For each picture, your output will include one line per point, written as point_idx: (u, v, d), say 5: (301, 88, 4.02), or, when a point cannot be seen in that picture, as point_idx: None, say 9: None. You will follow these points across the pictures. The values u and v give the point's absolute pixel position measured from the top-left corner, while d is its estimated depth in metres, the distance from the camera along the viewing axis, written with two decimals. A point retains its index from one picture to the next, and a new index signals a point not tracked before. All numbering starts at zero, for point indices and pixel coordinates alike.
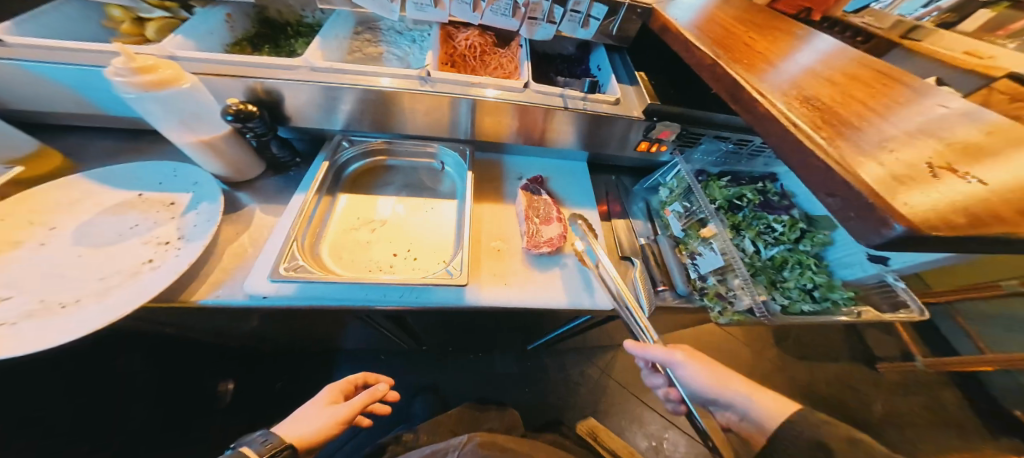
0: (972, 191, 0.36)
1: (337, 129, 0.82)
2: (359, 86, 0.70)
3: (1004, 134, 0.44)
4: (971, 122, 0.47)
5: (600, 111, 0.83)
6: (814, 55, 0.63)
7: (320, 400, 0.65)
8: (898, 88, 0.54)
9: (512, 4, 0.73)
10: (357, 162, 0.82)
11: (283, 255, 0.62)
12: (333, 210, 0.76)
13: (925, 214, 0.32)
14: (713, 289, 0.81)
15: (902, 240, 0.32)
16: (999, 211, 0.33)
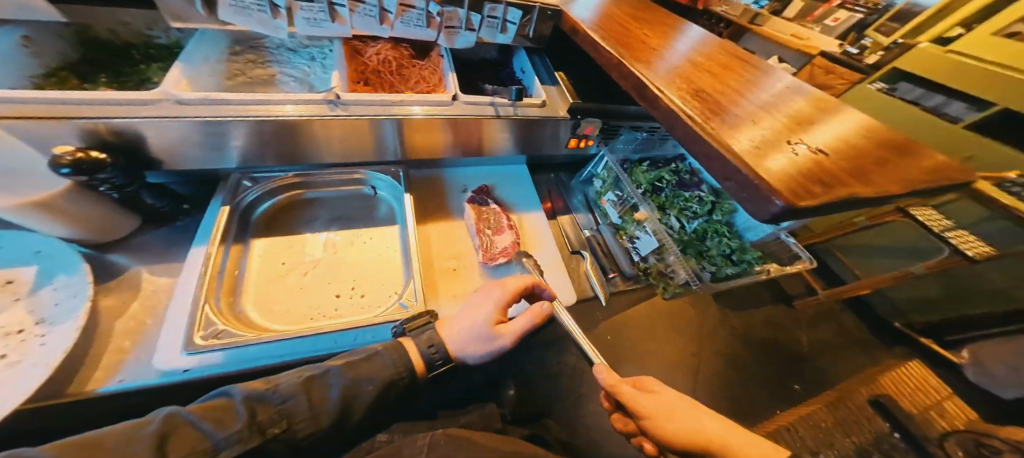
0: (817, 160, 0.45)
1: (232, 166, 0.68)
2: (253, 117, 0.59)
3: (827, 109, 0.60)
4: (811, 103, 0.61)
5: (530, 116, 0.84)
6: (703, 52, 0.71)
7: (493, 302, 0.61)
8: (759, 78, 0.65)
9: (425, 14, 0.66)
10: (267, 201, 0.70)
11: (196, 323, 0.51)
12: (251, 260, 0.65)
13: (793, 185, 0.40)
14: (655, 267, 0.90)
15: (785, 215, 0.39)
16: (839, 173, 0.44)
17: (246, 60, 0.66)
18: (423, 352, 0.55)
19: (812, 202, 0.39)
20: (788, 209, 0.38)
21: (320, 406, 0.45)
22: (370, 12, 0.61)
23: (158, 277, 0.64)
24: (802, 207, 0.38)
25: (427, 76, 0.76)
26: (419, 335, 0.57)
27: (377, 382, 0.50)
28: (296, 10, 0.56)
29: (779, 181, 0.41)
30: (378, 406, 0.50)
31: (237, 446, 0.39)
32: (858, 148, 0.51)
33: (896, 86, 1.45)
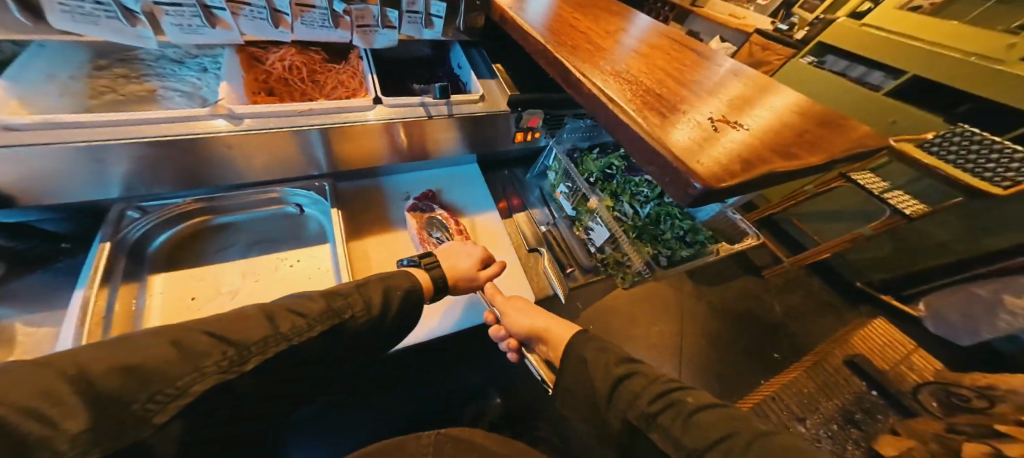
0: (739, 138, 0.46)
1: (114, 197, 0.57)
2: (140, 138, 0.51)
3: (758, 88, 0.60)
4: (742, 83, 0.61)
5: (466, 113, 0.79)
6: (647, 43, 0.70)
7: (478, 253, 0.68)
8: (695, 61, 0.66)
9: (330, 13, 0.61)
10: (162, 233, 0.62)
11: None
12: (150, 299, 0.57)
13: (710, 164, 0.41)
14: (612, 257, 0.89)
15: (704, 197, 0.39)
16: (760, 149, 0.44)
17: (114, 76, 0.59)
18: (434, 280, 0.60)
19: (732, 182, 0.39)
20: (706, 191, 0.39)
21: (372, 302, 0.49)
22: (259, 15, 0.56)
23: (33, 327, 0.55)
24: (721, 188, 0.39)
25: (345, 80, 0.72)
26: (433, 269, 0.61)
27: (404, 288, 0.53)
28: (161, 16, 0.50)
29: (697, 163, 0.41)
30: (407, 315, 0.55)
31: (320, 325, 0.43)
32: (782, 123, 0.52)
33: (824, 58, 1.55)
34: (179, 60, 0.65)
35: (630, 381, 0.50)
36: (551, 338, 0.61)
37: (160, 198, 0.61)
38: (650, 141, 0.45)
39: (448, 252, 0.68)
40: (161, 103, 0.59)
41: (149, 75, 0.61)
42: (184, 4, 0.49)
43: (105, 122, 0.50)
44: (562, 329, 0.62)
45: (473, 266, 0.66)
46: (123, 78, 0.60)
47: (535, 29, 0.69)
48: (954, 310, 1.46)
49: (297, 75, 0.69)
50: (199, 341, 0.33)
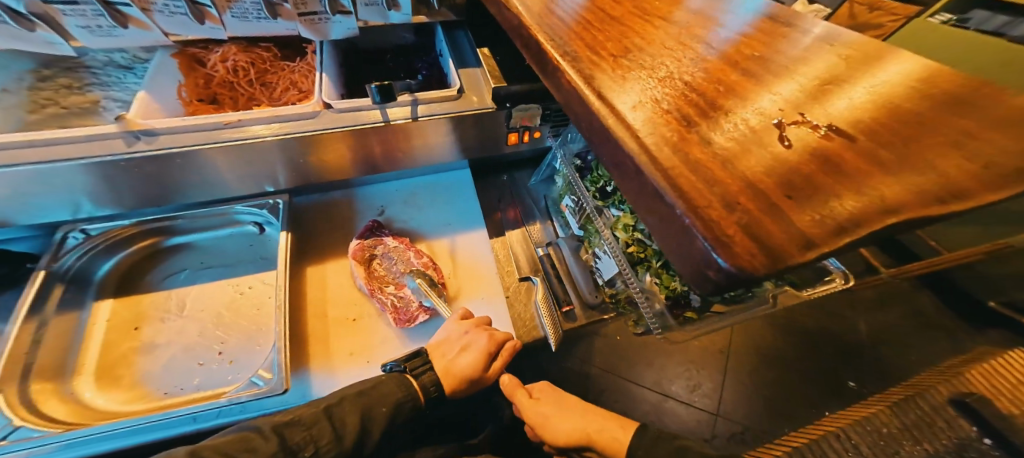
0: (825, 154, 0.26)
1: (54, 220, 0.54)
2: (52, 160, 0.46)
3: (866, 60, 0.36)
4: (839, 55, 0.37)
5: (439, 113, 0.66)
6: (700, 11, 0.47)
7: (478, 347, 0.58)
8: (768, 29, 0.42)
9: (261, 3, 0.55)
10: (107, 261, 0.58)
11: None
12: (92, 329, 0.53)
13: (761, 216, 0.22)
14: (623, 294, 0.69)
15: (740, 283, 0.21)
16: (862, 173, 0.24)
17: (56, 87, 0.59)
18: (426, 389, 0.55)
19: (800, 258, 0.20)
20: (736, 277, 0.20)
21: (343, 428, 0.47)
22: (178, 9, 0.52)
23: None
24: (772, 274, 0.20)
25: (297, 80, 0.66)
26: (422, 374, 0.55)
27: (388, 403, 0.50)
28: (61, 17, 0.48)
29: (740, 217, 0.22)
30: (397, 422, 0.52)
31: None
32: (908, 114, 0.29)
33: (967, 15, 0.91)
34: (126, 65, 0.64)
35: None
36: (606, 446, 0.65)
37: (108, 220, 0.58)
38: (644, 167, 0.27)
39: (444, 347, 0.58)
40: (100, 115, 0.58)
41: (92, 84, 0.61)
42: (80, 4, 0.46)
43: (25, 143, 0.45)
44: (615, 435, 0.65)
45: (475, 365, 0.57)
46: (64, 89, 0.59)
47: (558, 8, 0.49)
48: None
49: (244, 77, 0.64)
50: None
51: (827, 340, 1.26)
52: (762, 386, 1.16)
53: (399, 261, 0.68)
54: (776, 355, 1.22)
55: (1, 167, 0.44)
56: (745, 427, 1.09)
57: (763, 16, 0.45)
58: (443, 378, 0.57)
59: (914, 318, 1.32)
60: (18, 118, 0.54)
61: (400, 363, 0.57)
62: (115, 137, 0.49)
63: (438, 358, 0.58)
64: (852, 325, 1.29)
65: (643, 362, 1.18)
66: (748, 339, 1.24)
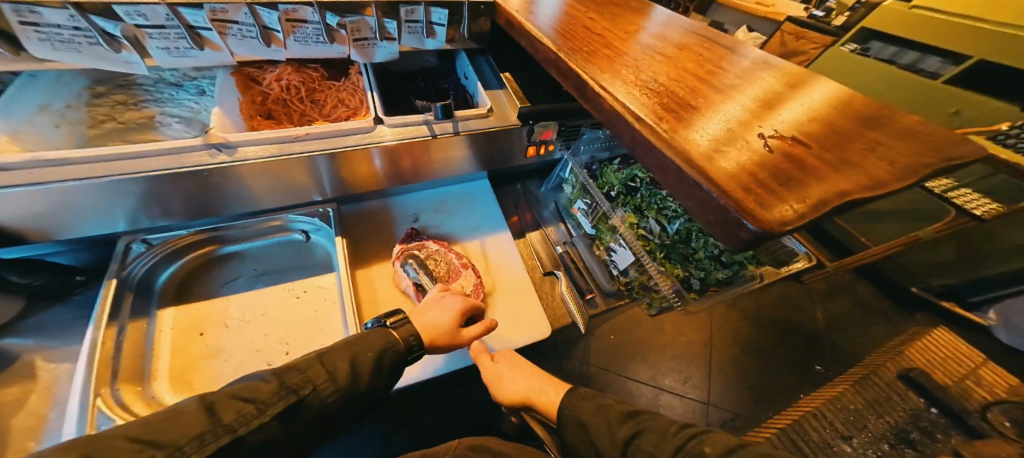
0: (798, 156, 0.38)
1: (120, 231, 0.61)
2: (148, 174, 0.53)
3: (789, 82, 0.50)
4: (772, 78, 0.51)
5: (474, 129, 0.76)
6: (687, 46, 0.61)
7: (455, 306, 0.64)
8: (725, 60, 0.56)
9: (322, 28, 0.63)
10: (166, 269, 0.66)
11: (86, 419, 0.44)
12: (159, 333, 0.59)
13: (766, 196, 0.33)
14: (637, 281, 0.80)
15: (762, 241, 0.31)
16: (818, 168, 0.36)
17: (112, 103, 0.66)
18: (405, 339, 0.55)
19: (801, 222, 0.30)
20: (762, 236, 0.30)
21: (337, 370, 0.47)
22: (249, 33, 0.59)
23: (52, 362, 0.62)
24: (787, 233, 0.30)
25: (345, 98, 0.76)
26: (401, 327, 0.57)
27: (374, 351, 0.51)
28: (146, 40, 0.54)
29: (755, 197, 0.33)
30: (380, 377, 0.51)
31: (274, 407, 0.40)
32: (848, 130, 0.42)
33: (868, 45, 1.34)
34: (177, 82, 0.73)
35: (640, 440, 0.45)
36: (543, 406, 0.59)
37: (165, 231, 0.65)
38: (685, 168, 0.38)
39: (423, 308, 0.63)
40: (158, 129, 0.64)
41: (147, 101, 0.68)
42: (167, 27, 0.53)
43: (114, 157, 0.52)
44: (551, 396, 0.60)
45: (450, 320, 0.61)
46: (118, 104, 0.66)
47: (571, 39, 0.62)
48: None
49: (296, 94, 0.74)
50: (122, 449, 0.31)
51: (790, 329, 1.44)
52: (742, 374, 1.29)
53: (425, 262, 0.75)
54: (748, 343, 1.38)
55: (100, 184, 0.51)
56: (734, 414, 1.19)
57: (726, 49, 0.59)
58: (419, 330, 0.59)
59: (856, 304, 1.53)
60: (80, 133, 0.59)
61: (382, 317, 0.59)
62: (199, 150, 0.57)
63: (415, 316, 0.61)
64: (809, 314, 1.49)
65: (636, 357, 1.28)
66: (726, 330, 1.39)
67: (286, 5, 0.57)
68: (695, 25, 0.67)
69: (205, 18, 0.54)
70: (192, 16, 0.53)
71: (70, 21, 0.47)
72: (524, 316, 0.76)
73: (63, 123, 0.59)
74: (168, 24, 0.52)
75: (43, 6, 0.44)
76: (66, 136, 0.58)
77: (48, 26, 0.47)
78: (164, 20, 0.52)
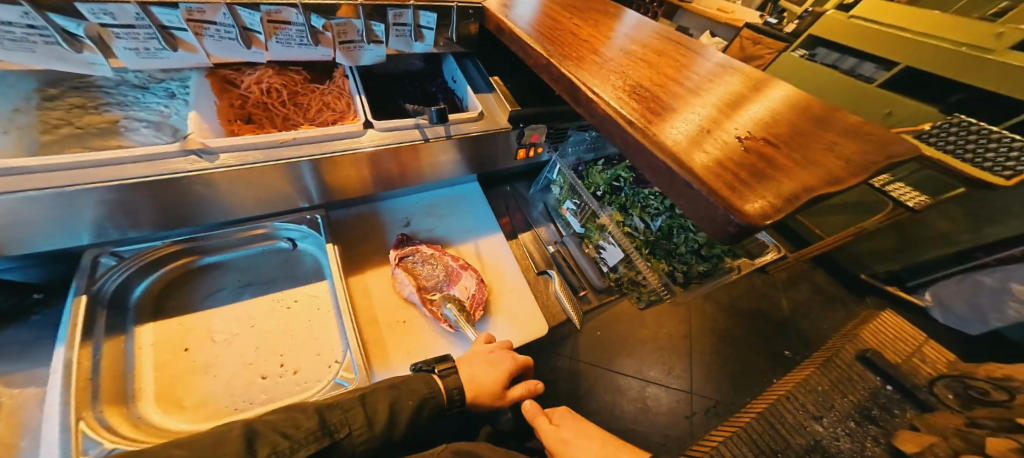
0: (776, 158, 0.41)
1: (86, 244, 0.57)
2: (118, 182, 0.49)
3: (752, 84, 0.55)
4: (733, 80, 0.56)
5: (468, 132, 0.77)
6: (669, 49, 0.66)
7: (505, 367, 0.60)
8: (699, 65, 0.60)
9: (306, 30, 0.62)
10: (140, 284, 0.62)
11: (70, 446, 0.41)
12: (139, 352, 0.56)
13: (749, 194, 0.36)
14: (626, 277, 0.84)
15: (747, 233, 0.34)
16: (787, 166, 0.39)
17: (67, 106, 0.63)
18: (448, 391, 0.55)
19: (781, 215, 0.33)
20: (747, 229, 0.33)
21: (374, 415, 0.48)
22: (228, 35, 0.57)
23: (14, 388, 0.57)
24: (767, 225, 0.33)
25: (331, 101, 0.77)
26: (448, 377, 0.56)
27: (415, 398, 0.52)
28: (111, 38, 0.51)
29: (739, 193, 0.36)
30: (418, 423, 0.52)
31: (308, 446, 0.42)
32: (814, 131, 0.47)
33: (815, 51, 1.64)
34: (142, 84, 0.71)
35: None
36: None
37: (138, 243, 0.62)
38: (675, 168, 0.40)
39: (469, 359, 0.61)
40: (125, 134, 0.63)
41: (108, 104, 0.66)
42: (137, 27, 0.50)
43: (86, 165, 0.49)
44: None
45: (498, 383, 0.58)
46: (76, 108, 0.63)
47: (556, 43, 0.64)
48: (959, 299, 1.52)
49: (277, 98, 0.75)
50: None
51: (758, 317, 1.55)
52: (719, 362, 1.37)
53: (430, 270, 0.76)
54: (723, 332, 1.46)
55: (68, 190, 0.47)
56: (715, 402, 1.26)
57: (693, 52, 0.64)
58: (464, 384, 0.57)
59: (816, 292, 1.68)
60: (33, 139, 0.57)
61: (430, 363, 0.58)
62: (177, 156, 0.55)
63: (461, 366, 0.60)
64: (774, 303, 1.61)
65: (622, 352, 1.32)
66: (701, 320, 1.48)
67: (269, 7, 0.55)
68: (663, 29, 0.72)
69: (181, 19, 0.51)
70: (165, 16, 0.50)
71: (24, 19, 0.43)
72: (519, 315, 0.77)
73: (11, 129, 0.56)
74: (138, 24, 0.50)
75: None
76: (15, 143, 0.55)
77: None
78: (134, 20, 0.49)
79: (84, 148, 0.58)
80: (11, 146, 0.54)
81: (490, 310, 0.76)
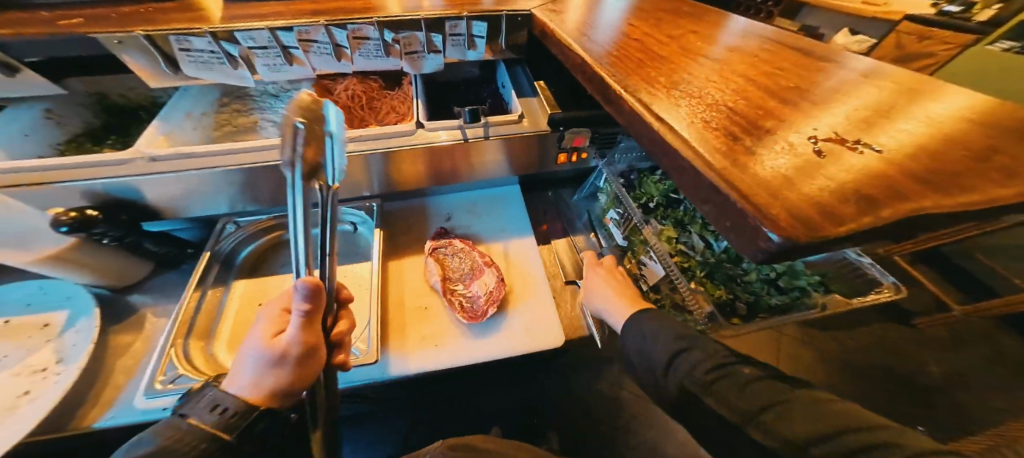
0: (859, 167, 0.32)
1: (218, 213, 0.77)
2: (235, 166, 0.67)
3: (839, 90, 0.45)
4: (875, 88, 0.45)
5: (503, 134, 0.78)
6: (741, 50, 0.59)
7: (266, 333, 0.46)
8: (773, 67, 0.52)
9: (381, 43, 0.71)
10: (245, 248, 0.79)
11: (159, 367, 0.56)
12: (228, 301, 0.72)
13: (803, 207, 0.28)
14: (669, 298, 0.76)
15: (787, 253, 0.27)
16: (899, 185, 0.30)
17: (231, 110, 0.86)
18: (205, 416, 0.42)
19: (838, 236, 0.26)
20: (784, 246, 0.26)
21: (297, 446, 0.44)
22: (325, 50, 0.70)
23: (158, 317, 0.75)
24: (813, 243, 0.26)
25: (397, 106, 0.88)
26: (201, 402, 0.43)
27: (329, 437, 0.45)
28: (254, 58, 0.67)
29: (784, 203, 0.29)
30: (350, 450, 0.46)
31: None
32: (937, 137, 0.35)
33: None
34: (277, 93, 0.93)
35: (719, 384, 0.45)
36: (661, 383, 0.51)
37: (252, 215, 0.80)
38: (698, 170, 0.34)
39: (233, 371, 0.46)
40: (258, 130, 0.84)
41: (257, 109, 0.88)
42: (269, 48, 0.66)
43: (211, 154, 0.67)
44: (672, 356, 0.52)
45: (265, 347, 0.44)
46: (236, 112, 0.86)
47: (597, 45, 0.62)
48: None
49: (358, 102, 0.88)
50: None
51: (886, 377, 1.18)
52: None
53: (462, 262, 0.80)
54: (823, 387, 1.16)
55: (195, 172, 0.66)
56: None
57: (800, 54, 0.56)
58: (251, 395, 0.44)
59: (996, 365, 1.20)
60: (210, 135, 0.80)
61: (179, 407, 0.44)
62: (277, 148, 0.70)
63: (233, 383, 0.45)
64: (919, 362, 1.23)
65: None
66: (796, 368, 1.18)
67: (354, 25, 0.66)
68: (764, 33, 0.64)
69: (295, 38, 0.65)
70: (286, 38, 0.65)
71: (208, 46, 0.62)
72: (535, 322, 0.75)
73: (199, 126, 0.80)
74: (270, 45, 0.65)
75: (191, 35, 0.59)
76: (201, 136, 0.79)
77: (195, 50, 0.63)
78: (268, 42, 0.65)
79: (236, 140, 0.79)
80: (198, 137, 0.77)
81: (514, 309, 0.76)
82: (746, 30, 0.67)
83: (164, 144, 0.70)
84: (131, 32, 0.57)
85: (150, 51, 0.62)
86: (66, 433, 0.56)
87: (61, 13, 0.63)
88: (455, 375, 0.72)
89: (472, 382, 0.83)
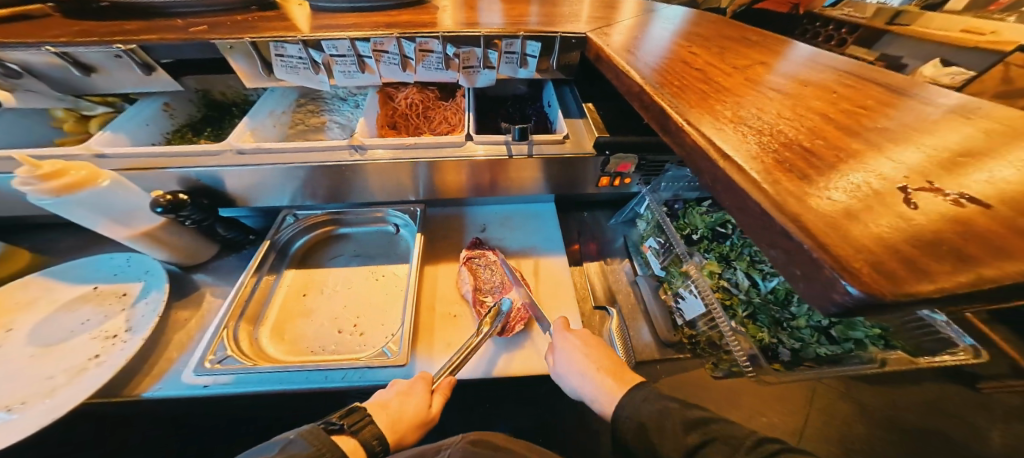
0: (960, 219, 0.30)
1: (283, 205, 0.85)
2: (298, 164, 0.73)
3: (927, 137, 0.42)
4: (972, 137, 0.41)
5: (547, 153, 0.80)
6: (814, 85, 0.56)
7: (417, 390, 0.57)
8: (852, 107, 0.49)
9: (443, 57, 0.75)
10: (300, 238, 0.86)
11: (211, 346, 0.61)
12: (279, 287, 0.78)
13: (889, 261, 0.26)
14: (705, 336, 0.72)
15: (867, 309, 0.26)
16: (1010, 243, 0.27)
17: (306, 111, 0.96)
18: (367, 444, 0.49)
19: (931, 296, 0.24)
20: (867, 302, 0.25)
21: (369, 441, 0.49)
22: (393, 61, 0.74)
23: (215, 297, 0.82)
24: (899, 301, 0.24)
25: (448, 116, 0.92)
26: (362, 429, 0.50)
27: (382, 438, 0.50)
28: (333, 65, 0.74)
29: (867, 256, 0.27)
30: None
31: None
32: None
33: None
34: (344, 97, 1.01)
35: (675, 435, 0.49)
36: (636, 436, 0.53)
37: (310, 210, 0.87)
38: (766, 210, 0.33)
39: (385, 403, 0.55)
40: (325, 130, 0.92)
41: (327, 110, 0.97)
42: (347, 56, 0.72)
43: (288, 153, 0.75)
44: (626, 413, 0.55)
45: (419, 405, 0.55)
46: (309, 113, 0.95)
47: (657, 72, 0.62)
48: None
49: (415, 110, 0.94)
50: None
51: (927, 441, 1.06)
52: None
53: (496, 274, 0.81)
54: (856, 445, 1.02)
55: (269, 166, 0.73)
56: None
57: (887, 93, 0.53)
58: (387, 430, 0.52)
59: None
60: (285, 132, 0.89)
61: (336, 419, 0.50)
62: (344, 149, 0.77)
63: (379, 409, 0.55)
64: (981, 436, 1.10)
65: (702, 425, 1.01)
66: (840, 420, 1.06)
67: (421, 38, 0.71)
68: (835, 70, 0.61)
69: (370, 48, 0.70)
70: (363, 48, 0.70)
71: (299, 52, 0.69)
72: None
73: (277, 124, 0.88)
74: (347, 54, 0.71)
75: (287, 43, 0.67)
76: (277, 133, 0.87)
77: (288, 56, 0.70)
78: (346, 51, 0.71)
79: (307, 139, 0.87)
80: (274, 134, 0.86)
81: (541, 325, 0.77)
82: (816, 64, 0.64)
83: (250, 139, 0.79)
84: (242, 38, 0.66)
85: (252, 56, 0.70)
86: (120, 398, 0.62)
87: (191, 21, 0.72)
88: (478, 385, 0.72)
89: (492, 396, 0.83)
